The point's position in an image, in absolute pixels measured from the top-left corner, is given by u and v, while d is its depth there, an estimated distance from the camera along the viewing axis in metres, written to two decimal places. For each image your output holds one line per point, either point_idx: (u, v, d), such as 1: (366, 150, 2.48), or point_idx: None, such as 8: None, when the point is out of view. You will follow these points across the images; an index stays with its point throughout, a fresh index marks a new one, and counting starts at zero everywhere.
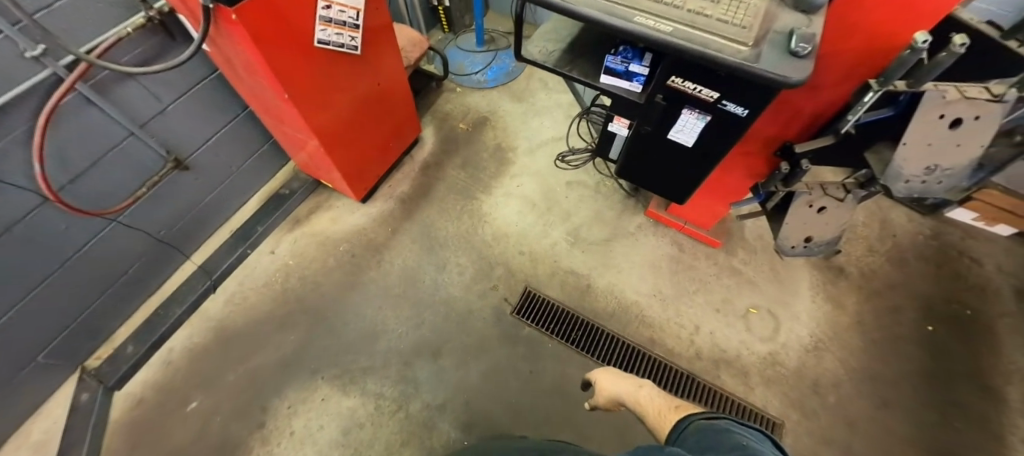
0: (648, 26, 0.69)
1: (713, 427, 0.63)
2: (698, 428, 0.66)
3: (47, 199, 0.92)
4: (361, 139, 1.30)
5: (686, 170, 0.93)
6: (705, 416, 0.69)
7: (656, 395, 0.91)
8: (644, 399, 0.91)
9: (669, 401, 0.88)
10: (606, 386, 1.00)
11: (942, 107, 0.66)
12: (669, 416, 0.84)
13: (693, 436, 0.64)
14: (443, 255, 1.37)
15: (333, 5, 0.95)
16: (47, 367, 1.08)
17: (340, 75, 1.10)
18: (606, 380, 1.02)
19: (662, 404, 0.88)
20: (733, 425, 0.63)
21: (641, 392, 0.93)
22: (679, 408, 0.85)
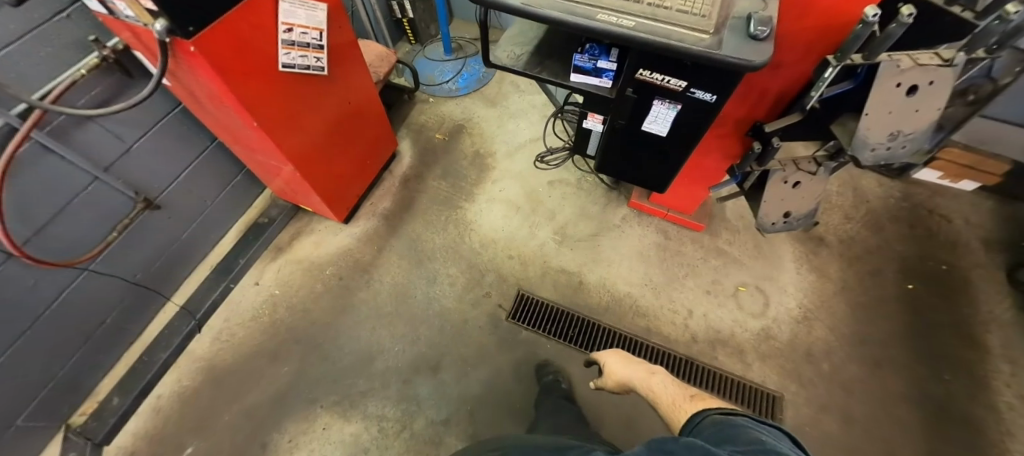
0: (612, 22, 0.70)
1: (732, 423, 0.61)
2: (715, 421, 0.63)
3: (11, 255, 0.88)
4: (337, 160, 1.28)
5: (663, 159, 0.95)
6: (722, 410, 0.66)
7: (665, 382, 0.91)
8: (652, 383, 0.92)
9: (676, 388, 0.88)
10: (613, 367, 1.03)
11: (898, 76, 0.69)
12: (680, 406, 0.81)
13: (710, 429, 0.62)
14: (432, 267, 1.36)
15: (294, 28, 0.94)
16: (28, 431, 1.03)
17: (310, 97, 1.08)
18: (615, 361, 1.04)
19: (668, 390, 0.88)
20: (751, 421, 0.61)
21: (649, 377, 0.94)
22: (695, 398, 0.81)
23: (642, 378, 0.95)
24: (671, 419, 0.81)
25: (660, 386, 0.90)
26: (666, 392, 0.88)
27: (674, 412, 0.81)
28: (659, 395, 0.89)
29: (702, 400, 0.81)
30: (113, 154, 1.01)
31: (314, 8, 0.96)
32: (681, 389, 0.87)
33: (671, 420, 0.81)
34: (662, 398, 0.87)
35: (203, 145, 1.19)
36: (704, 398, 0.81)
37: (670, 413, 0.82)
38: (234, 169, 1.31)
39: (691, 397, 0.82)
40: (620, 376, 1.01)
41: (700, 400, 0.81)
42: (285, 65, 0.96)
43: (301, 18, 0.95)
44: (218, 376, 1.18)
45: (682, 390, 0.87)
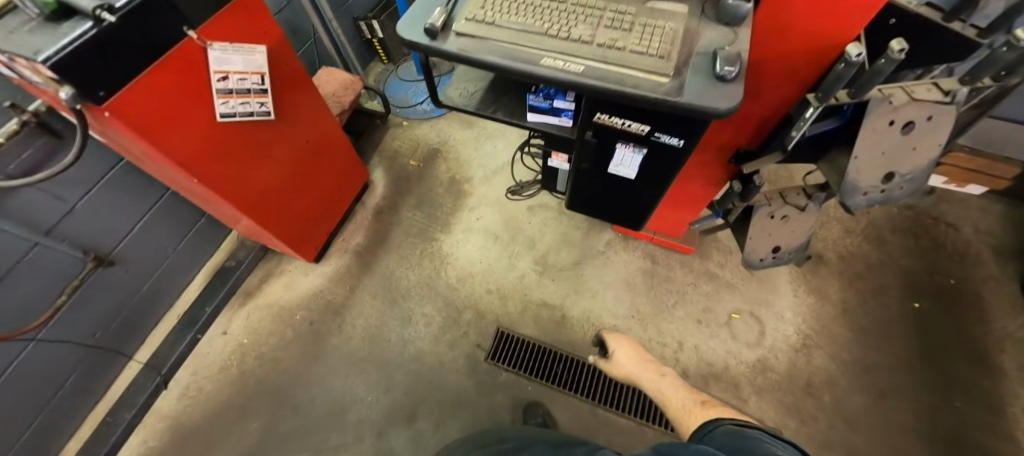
0: (558, 68, 0.61)
1: (743, 436, 0.54)
2: (726, 432, 0.57)
3: None
4: (299, 201, 1.22)
5: (636, 199, 0.87)
6: (735, 421, 0.59)
7: (675, 384, 0.87)
8: (663, 382, 0.88)
9: (683, 389, 0.84)
10: (619, 360, 1.00)
11: (890, 113, 0.60)
12: (686, 412, 0.77)
13: (721, 439, 0.56)
14: (406, 307, 1.29)
15: (230, 75, 0.87)
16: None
17: (258, 142, 1.01)
18: (626, 353, 1.01)
19: (673, 389, 0.85)
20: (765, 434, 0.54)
21: (657, 376, 0.91)
22: (704, 404, 0.76)
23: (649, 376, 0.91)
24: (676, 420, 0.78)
25: (665, 386, 0.87)
26: (671, 391, 0.84)
27: (679, 415, 0.78)
28: (664, 392, 0.85)
29: (712, 406, 0.75)
30: (54, 216, 0.95)
31: (252, 52, 0.89)
32: (688, 391, 0.82)
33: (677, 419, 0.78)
34: (667, 394, 0.84)
35: (157, 194, 1.13)
36: (715, 404, 0.76)
37: (674, 412, 0.79)
38: (195, 215, 1.26)
39: (699, 403, 0.77)
40: (628, 374, 0.97)
41: (710, 407, 0.75)
42: (224, 114, 0.90)
43: (238, 64, 0.88)
44: (187, 433, 1.13)
45: (689, 390, 0.83)
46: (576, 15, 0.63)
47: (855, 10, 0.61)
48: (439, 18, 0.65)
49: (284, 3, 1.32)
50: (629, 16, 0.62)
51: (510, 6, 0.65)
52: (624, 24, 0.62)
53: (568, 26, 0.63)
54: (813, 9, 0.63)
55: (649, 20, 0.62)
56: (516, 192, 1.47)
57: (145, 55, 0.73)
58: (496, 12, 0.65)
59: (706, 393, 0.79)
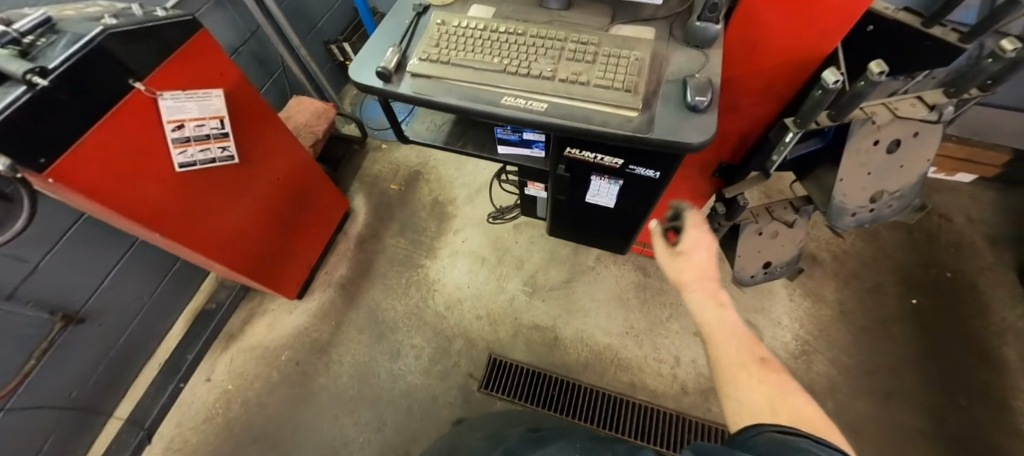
0: (521, 108, 0.57)
1: (800, 450, 0.40)
2: (775, 443, 0.42)
3: None
4: (276, 241, 1.18)
5: (619, 226, 0.83)
6: (784, 428, 0.43)
7: (739, 326, 0.59)
8: (723, 319, 0.59)
9: (744, 337, 0.58)
10: (690, 259, 0.64)
11: (875, 133, 0.57)
12: (740, 374, 0.54)
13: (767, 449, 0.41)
14: (394, 339, 1.26)
15: (186, 123, 0.83)
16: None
17: (225, 188, 0.97)
18: (696, 257, 0.64)
19: (729, 334, 0.58)
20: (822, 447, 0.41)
21: (716, 306, 0.61)
22: (764, 366, 0.54)
23: (705, 302, 0.60)
24: (724, 382, 0.55)
25: (722, 325, 0.59)
26: (725, 339, 0.58)
27: (733, 377, 0.54)
28: (714, 334, 0.59)
29: (775, 372, 0.53)
30: (15, 278, 0.90)
31: (207, 96, 0.86)
32: (749, 343, 0.57)
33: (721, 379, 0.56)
34: (718, 341, 0.58)
35: (126, 245, 1.09)
36: (779, 368, 0.54)
37: (723, 370, 0.56)
38: (170, 260, 1.21)
39: (758, 366, 0.54)
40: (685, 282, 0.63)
41: (774, 375, 0.53)
42: (183, 163, 0.86)
43: (193, 111, 0.84)
44: None
45: (750, 340, 0.58)
46: (536, 48, 0.60)
47: (818, 18, 0.59)
48: (392, 60, 0.62)
49: (247, 35, 1.28)
50: (592, 46, 0.59)
51: (465, 42, 0.62)
52: (587, 55, 0.58)
53: (528, 61, 0.59)
54: (780, 23, 0.62)
55: (614, 49, 0.58)
56: (497, 215, 1.43)
57: (89, 114, 0.69)
58: (452, 49, 0.61)
59: (766, 348, 0.56)
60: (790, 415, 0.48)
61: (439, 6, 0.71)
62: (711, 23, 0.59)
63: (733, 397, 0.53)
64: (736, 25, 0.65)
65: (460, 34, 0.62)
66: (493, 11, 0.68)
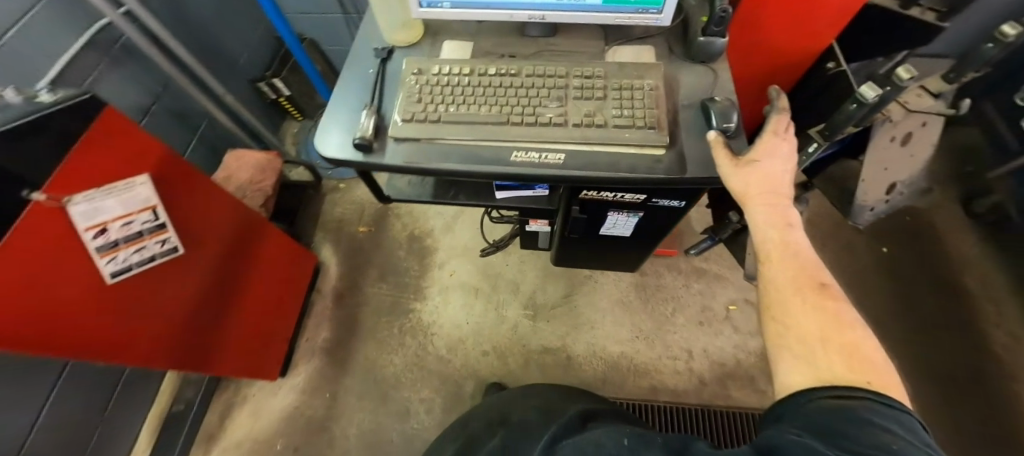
0: (536, 163, 0.50)
1: (859, 420, 0.31)
2: (825, 411, 0.33)
3: None
4: (242, 324, 1.03)
5: (632, 248, 0.79)
6: (838, 389, 0.35)
7: (808, 250, 0.47)
8: (787, 239, 0.47)
9: (804, 257, 0.46)
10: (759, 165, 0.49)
11: (891, 130, 0.58)
12: (792, 300, 0.43)
13: (811, 422, 0.33)
14: (400, 397, 1.16)
15: (110, 225, 0.68)
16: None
17: (172, 284, 0.82)
18: (769, 169, 0.50)
19: (791, 256, 0.46)
20: (886, 415, 0.32)
21: (782, 222, 0.48)
22: (821, 293, 0.43)
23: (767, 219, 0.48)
24: (770, 309, 0.45)
25: (784, 249, 0.47)
26: (779, 262, 0.46)
27: (783, 299, 0.44)
28: (771, 255, 0.47)
29: (832, 302, 0.42)
30: None
31: (130, 186, 0.70)
32: (807, 266, 0.45)
33: (766, 303, 0.46)
34: (774, 263, 0.47)
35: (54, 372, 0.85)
36: (838, 298, 0.43)
37: (771, 298, 0.45)
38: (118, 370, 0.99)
39: (811, 292, 0.43)
40: (749, 195, 0.49)
41: (829, 304, 0.42)
42: (114, 272, 0.70)
43: (117, 207, 0.68)
44: None
45: (810, 262, 0.45)
46: (538, 90, 0.52)
47: (819, 14, 0.57)
48: (369, 126, 0.52)
49: (158, 90, 1.10)
50: (599, 80, 0.52)
51: (453, 93, 0.53)
52: (597, 91, 0.52)
53: (533, 107, 0.51)
54: (781, 22, 0.59)
55: (624, 81, 0.52)
56: (489, 250, 1.33)
57: None
58: (440, 103, 0.52)
59: (830, 274, 0.44)
60: (843, 348, 0.38)
61: (404, 46, 0.61)
62: (717, 37, 0.54)
63: (778, 328, 0.43)
64: (735, 25, 0.63)
65: (444, 84, 0.53)
66: (472, 46, 0.59)
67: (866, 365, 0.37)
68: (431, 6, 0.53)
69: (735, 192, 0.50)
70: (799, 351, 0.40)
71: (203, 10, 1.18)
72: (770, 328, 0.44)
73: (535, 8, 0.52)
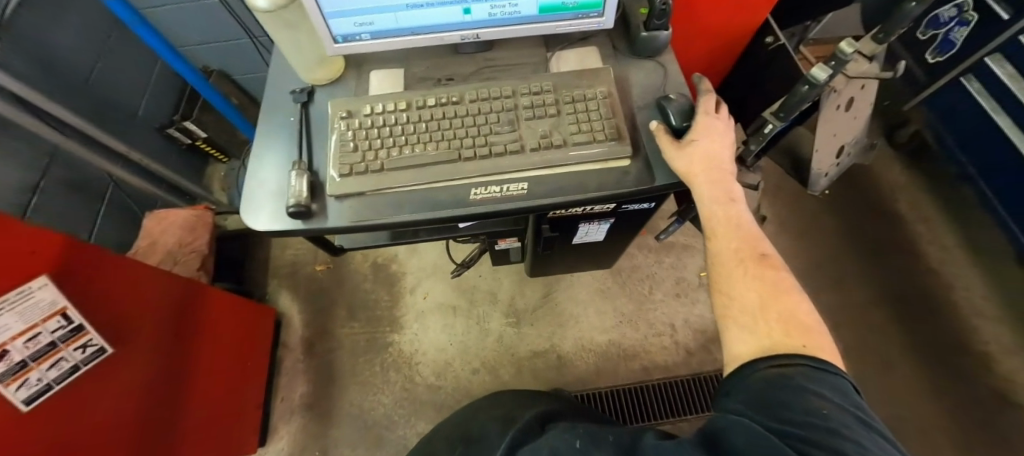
0: (498, 198, 0.46)
1: (799, 388, 0.31)
2: (766, 384, 0.33)
3: None
4: (201, 407, 0.92)
5: (604, 248, 0.78)
6: (777, 357, 0.34)
7: (749, 222, 0.45)
8: (730, 213, 0.45)
9: (746, 228, 0.45)
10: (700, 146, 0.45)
11: (838, 99, 0.59)
12: (736, 272, 0.43)
13: (753, 394, 0.33)
14: (395, 437, 1.10)
15: (11, 346, 0.56)
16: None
17: (105, 388, 0.71)
18: (712, 144, 0.47)
19: (734, 229, 0.45)
20: (820, 381, 0.32)
21: (723, 197, 0.45)
22: (762, 263, 0.42)
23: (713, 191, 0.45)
24: (717, 284, 0.44)
25: (728, 221, 0.45)
26: (724, 235, 0.45)
27: (728, 273, 0.43)
28: (716, 230, 0.45)
29: (771, 271, 0.42)
30: None
31: (28, 293, 0.58)
32: (748, 238, 0.44)
33: (713, 278, 0.44)
34: (719, 239, 0.45)
35: None
36: (776, 267, 0.42)
37: (717, 274, 0.44)
38: None
39: (753, 263, 0.42)
40: (696, 174, 0.46)
41: (770, 274, 0.41)
42: (28, 397, 0.59)
43: (15, 324, 0.56)
44: None
45: (751, 234, 0.44)
46: (486, 117, 0.48)
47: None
48: (302, 188, 0.45)
49: (46, 161, 0.95)
50: (549, 94, 0.49)
51: (393, 134, 0.47)
52: (549, 108, 0.48)
53: (485, 137, 0.47)
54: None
55: (574, 91, 0.49)
56: (460, 270, 1.29)
57: None
58: (380, 149, 0.47)
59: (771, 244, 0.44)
60: (781, 317, 0.38)
61: (326, 84, 0.54)
62: (661, 30, 0.52)
63: (723, 301, 0.42)
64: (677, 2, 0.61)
65: (381, 125, 0.48)
66: (403, 73, 0.54)
67: (801, 328, 0.37)
68: (348, 40, 0.47)
69: (680, 175, 0.47)
70: (744, 321, 0.39)
71: (81, 60, 1.02)
72: (718, 302, 0.43)
73: (466, 27, 0.47)
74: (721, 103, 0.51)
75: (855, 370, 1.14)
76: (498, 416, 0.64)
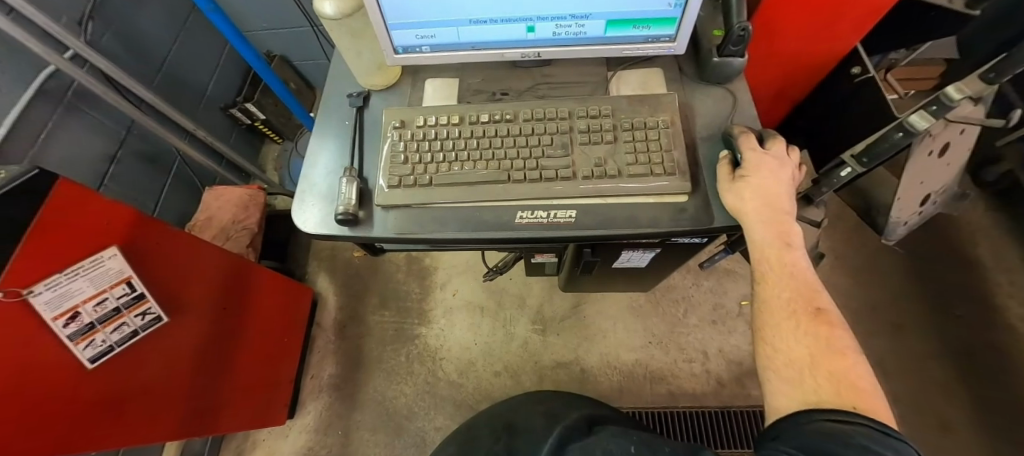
0: (544, 224, 0.45)
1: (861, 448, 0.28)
2: (821, 435, 0.30)
3: None
4: (240, 378, 0.98)
5: (645, 272, 0.76)
6: (836, 412, 0.31)
7: (808, 271, 0.41)
8: (785, 258, 0.41)
9: (801, 278, 0.41)
10: (761, 183, 0.42)
11: (931, 144, 0.62)
12: (785, 324, 0.39)
13: (805, 445, 0.30)
14: (414, 428, 1.13)
15: (81, 308, 0.61)
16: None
17: (157, 354, 0.76)
18: (765, 182, 0.42)
19: (787, 277, 0.41)
20: (882, 444, 0.28)
21: (780, 240, 0.41)
22: (815, 316, 0.38)
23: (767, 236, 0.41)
24: (763, 333, 0.41)
25: (780, 266, 0.41)
26: (774, 281, 0.41)
27: (776, 320, 0.40)
28: (766, 275, 0.42)
29: (825, 327, 0.38)
30: None
31: (101, 260, 0.63)
32: (803, 288, 0.40)
33: (759, 323, 0.41)
34: (769, 287, 0.42)
35: None
36: (834, 325, 0.38)
37: (763, 320, 0.41)
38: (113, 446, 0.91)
39: (806, 319, 0.38)
40: (747, 211, 0.42)
41: (823, 331, 0.37)
42: (91, 356, 0.64)
43: (86, 288, 0.61)
44: None
45: (807, 285, 0.40)
46: (539, 139, 0.47)
47: (840, 13, 0.54)
48: (352, 196, 0.45)
49: (123, 134, 1.02)
50: (607, 120, 0.47)
51: (444, 149, 0.47)
52: (606, 134, 0.46)
53: (536, 160, 0.46)
54: (803, 12, 0.54)
55: (635, 118, 0.47)
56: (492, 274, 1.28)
57: None
58: (430, 163, 0.46)
59: (829, 297, 0.40)
60: (831, 376, 0.34)
61: (381, 89, 0.54)
62: (735, 57, 0.49)
63: (767, 350, 0.39)
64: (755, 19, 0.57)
65: (433, 138, 0.47)
66: (458, 84, 0.53)
67: (854, 389, 0.33)
68: (408, 51, 0.47)
69: (733, 213, 0.43)
70: (789, 376, 0.36)
71: (160, 40, 1.09)
72: (761, 352, 0.41)
73: (527, 45, 0.46)
74: (769, 139, 0.45)
75: (905, 427, 1.04)
76: (542, 411, 0.62)
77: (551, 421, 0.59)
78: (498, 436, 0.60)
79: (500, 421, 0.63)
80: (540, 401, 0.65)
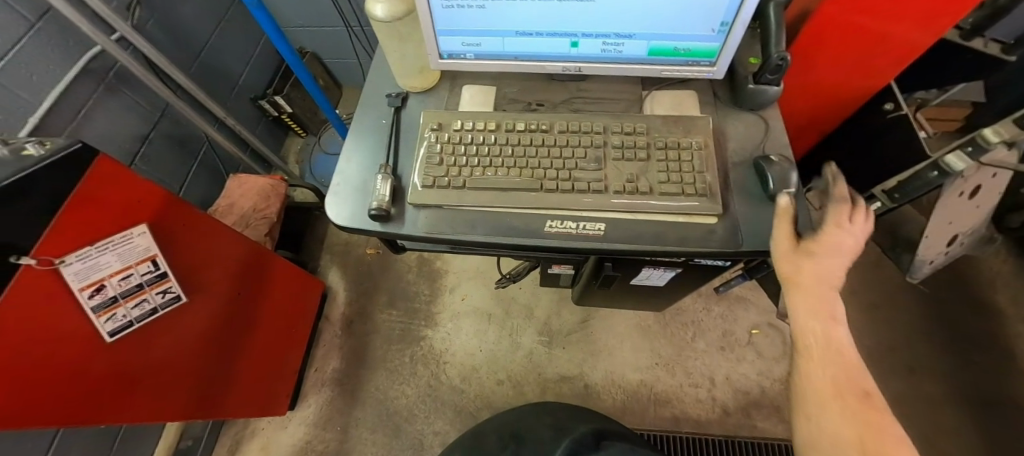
0: (573, 234, 0.45)
1: None
2: None
3: None
4: (249, 365, 0.99)
5: (661, 292, 0.76)
6: None
7: (850, 348, 0.41)
8: (830, 334, 0.41)
9: (843, 355, 0.40)
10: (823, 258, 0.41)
11: (964, 185, 0.63)
12: (829, 405, 0.38)
13: None
14: (413, 431, 1.12)
15: (107, 282, 0.62)
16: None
17: (171, 333, 0.77)
18: (828, 263, 0.41)
19: (829, 356, 0.40)
20: None
21: (826, 316, 0.41)
22: (862, 399, 0.38)
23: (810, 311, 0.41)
24: (806, 413, 0.40)
25: (812, 307, 0.41)
26: (803, 313, 0.42)
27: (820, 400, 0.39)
28: (810, 351, 0.41)
29: (873, 413, 0.37)
30: None
31: (129, 237, 0.65)
32: (845, 367, 0.40)
33: (801, 402, 0.41)
34: (812, 364, 0.41)
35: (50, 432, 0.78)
36: (879, 410, 0.38)
37: (805, 400, 0.40)
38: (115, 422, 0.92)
39: (852, 400, 0.38)
40: (799, 282, 0.42)
41: (870, 417, 0.37)
42: (111, 330, 0.65)
43: (114, 262, 0.63)
44: None
45: (851, 362, 0.40)
46: (573, 151, 0.47)
47: (875, 48, 0.55)
48: (386, 193, 0.46)
49: (157, 116, 1.05)
50: (639, 137, 0.48)
51: (478, 153, 0.48)
52: (640, 152, 0.47)
53: (569, 171, 0.47)
54: (844, 43, 0.55)
55: (667, 138, 0.48)
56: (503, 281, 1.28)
57: None
58: (465, 167, 0.47)
59: (869, 376, 0.39)
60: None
61: (420, 92, 0.56)
62: (771, 85, 0.49)
63: (812, 431, 0.39)
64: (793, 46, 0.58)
65: (469, 142, 0.49)
66: (495, 92, 0.54)
67: None
68: (453, 57, 0.48)
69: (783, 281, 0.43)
70: None
71: (201, 29, 1.13)
72: (804, 435, 0.40)
73: (570, 59, 0.47)
74: (857, 207, 0.43)
75: None
76: (549, 423, 0.61)
77: (559, 434, 0.58)
78: (504, 445, 0.60)
79: (506, 428, 0.63)
80: (547, 412, 0.64)
